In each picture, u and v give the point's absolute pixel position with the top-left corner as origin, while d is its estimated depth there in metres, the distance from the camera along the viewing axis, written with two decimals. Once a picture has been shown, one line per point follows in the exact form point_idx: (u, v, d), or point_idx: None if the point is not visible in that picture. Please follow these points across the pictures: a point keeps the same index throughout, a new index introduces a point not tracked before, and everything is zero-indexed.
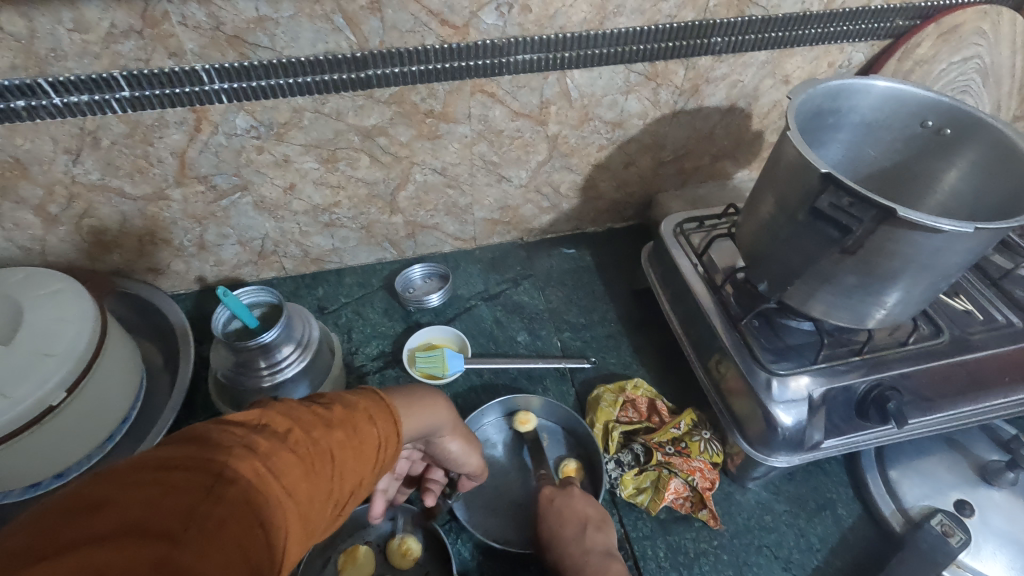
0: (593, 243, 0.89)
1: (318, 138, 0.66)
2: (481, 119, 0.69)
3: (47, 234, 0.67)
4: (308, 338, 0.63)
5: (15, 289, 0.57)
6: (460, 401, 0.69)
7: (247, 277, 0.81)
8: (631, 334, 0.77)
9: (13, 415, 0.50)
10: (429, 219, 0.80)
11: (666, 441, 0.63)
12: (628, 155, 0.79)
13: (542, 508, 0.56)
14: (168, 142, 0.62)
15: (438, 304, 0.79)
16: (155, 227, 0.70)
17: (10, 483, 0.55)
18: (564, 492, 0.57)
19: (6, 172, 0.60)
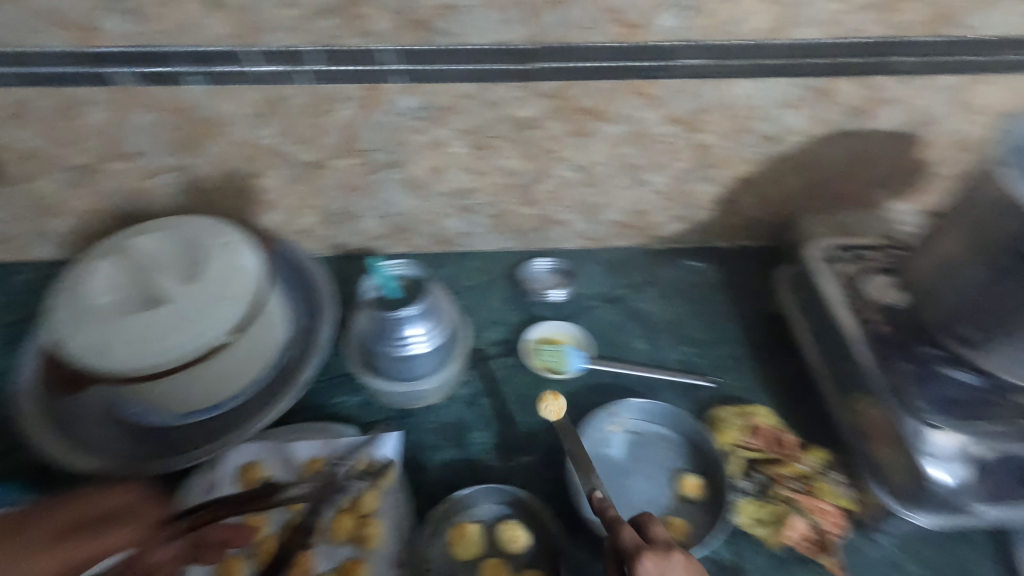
0: (721, 260, 0.85)
1: (474, 124, 0.68)
2: (634, 120, 0.69)
3: (221, 188, 0.73)
4: (443, 319, 0.65)
5: (198, 233, 0.63)
6: (574, 399, 0.70)
7: (380, 250, 0.85)
8: (756, 359, 0.74)
9: (195, 345, 0.57)
10: (560, 215, 0.81)
11: (791, 475, 0.61)
12: (776, 172, 0.76)
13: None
14: (340, 115, 0.66)
15: (558, 300, 0.80)
16: (312, 192, 0.75)
17: (186, 404, 0.62)
18: (665, 565, 0.47)
19: (201, 129, 0.67)
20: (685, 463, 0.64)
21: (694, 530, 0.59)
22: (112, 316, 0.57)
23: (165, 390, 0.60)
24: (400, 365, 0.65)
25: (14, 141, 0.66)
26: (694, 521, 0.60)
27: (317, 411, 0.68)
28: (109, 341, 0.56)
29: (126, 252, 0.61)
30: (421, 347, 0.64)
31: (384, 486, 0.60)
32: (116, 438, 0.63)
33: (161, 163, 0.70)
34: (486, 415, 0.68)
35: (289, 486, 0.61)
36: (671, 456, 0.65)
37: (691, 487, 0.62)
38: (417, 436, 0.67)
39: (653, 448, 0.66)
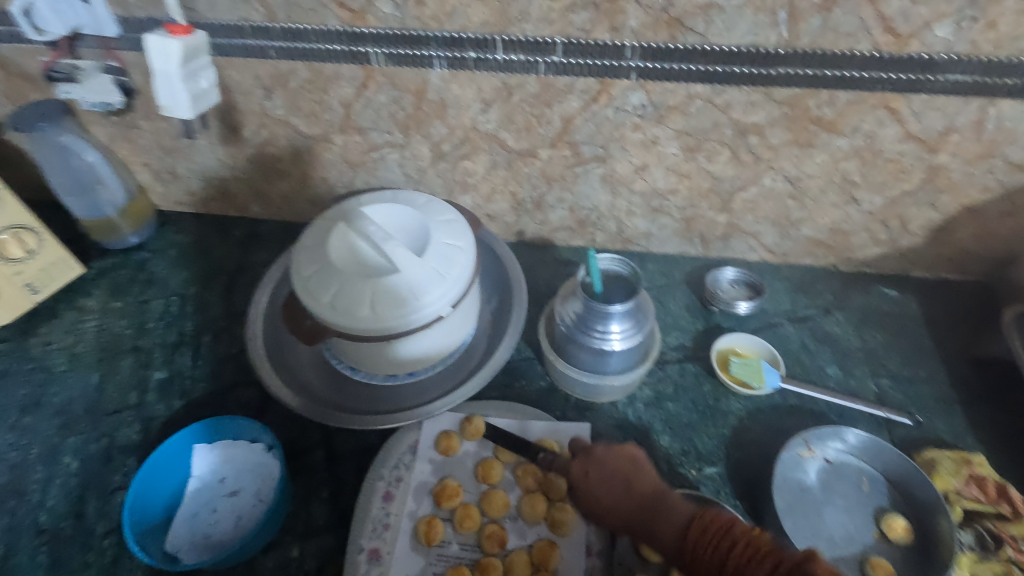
0: (920, 291, 0.80)
1: (695, 126, 0.67)
2: (867, 135, 0.65)
3: (430, 167, 0.77)
4: (644, 316, 0.65)
5: (423, 208, 0.66)
6: (762, 416, 0.68)
7: (558, 241, 0.86)
8: (964, 403, 0.68)
9: (419, 316, 0.60)
10: (752, 226, 0.78)
11: (1022, 537, 0.55)
12: (1014, 204, 0.69)
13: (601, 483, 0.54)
14: (564, 107, 0.67)
15: (742, 314, 0.77)
16: (512, 179, 0.77)
17: (384, 366, 0.65)
18: (594, 461, 0.55)
19: (429, 110, 0.70)
20: (889, 503, 0.61)
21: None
22: (349, 273, 0.61)
23: (380, 353, 0.63)
24: (593, 356, 0.66)
25: (265, 108, 0.73)
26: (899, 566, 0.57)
27: (504, 391, 0.70)
28: (346, 301, 0.59)
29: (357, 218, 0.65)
30: (618, 343, 0.64)
31: None
32: (328, 389, 0.69)
33: (384, 139, 0.74)
34: (671, 420, 0.68)
35: (482, 459, 0.64)
36: (873, 494, 0.61)
37: (899, 529, 0.58)
38: (601, 431, 0.67)
39: (853, 482, 0.62)
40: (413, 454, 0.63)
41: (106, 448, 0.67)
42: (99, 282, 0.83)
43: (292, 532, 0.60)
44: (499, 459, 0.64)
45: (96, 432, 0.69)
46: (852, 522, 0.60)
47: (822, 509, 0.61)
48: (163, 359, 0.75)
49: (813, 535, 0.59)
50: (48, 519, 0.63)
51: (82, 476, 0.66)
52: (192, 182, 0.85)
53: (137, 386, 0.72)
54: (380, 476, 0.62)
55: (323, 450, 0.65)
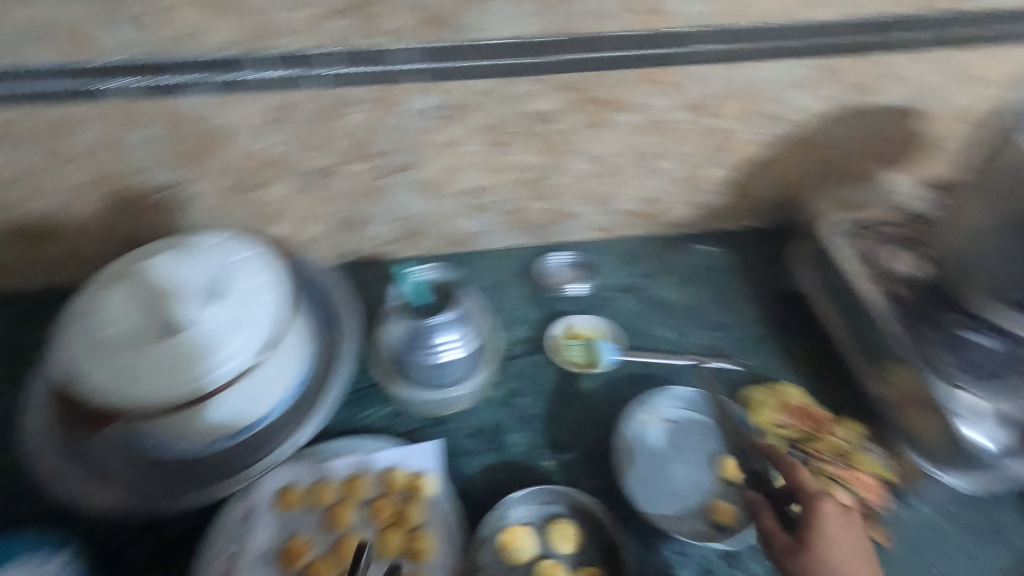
0: (731, 242, 0.86)
1: (489, 121, 0.66)
2: (648, 108, 0.68)
3: (225, 201, 0.70)
4: (473, 321, 0.65)
5: (218, 249, 0.60)
6: (606, 391, 0.69)
7: (390, 255, 0.83)
8: (778, 337, 0.74)
9: (233, 368, 0.54)
10: (572, 208, 0.80)
11: (829, 451, 0.62)
12: (785, 152, 0.77)
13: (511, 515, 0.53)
14: (351, 119, 0.64)
15: (578, 294, 0.79)
16: (320, 200, 0.73)
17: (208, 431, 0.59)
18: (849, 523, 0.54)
19: (203, 141, 0.63)
20: (725, 446, 0.64)
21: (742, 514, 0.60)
22: (140, 341, 0.53)
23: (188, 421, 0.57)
24: (431, 372, 0.64)
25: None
26: (739, 505, 0.60)
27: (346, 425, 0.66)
28: (129, 374, 0.53)
29: (136, 277, 0.58)
30: (453, 353, 0.63)
31: (426, 496, 0.58)
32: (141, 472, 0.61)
33: (161, 179, 0.66)
34: (521, 416, 0.67)
35: (329, 507, 0.59)
36: (711, 441, 0.65)
37: (733, 470, 0.62)
38: (453, 443, 0.65)
39: (693, 435, 0.66)
40: (248, 521, 0.58)
41: None
42: None
43: None
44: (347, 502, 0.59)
45: None
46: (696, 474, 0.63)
47: (668, 467, 0.63)
48: None
49: (663, 496, 0.61)
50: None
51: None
52: None
53: None
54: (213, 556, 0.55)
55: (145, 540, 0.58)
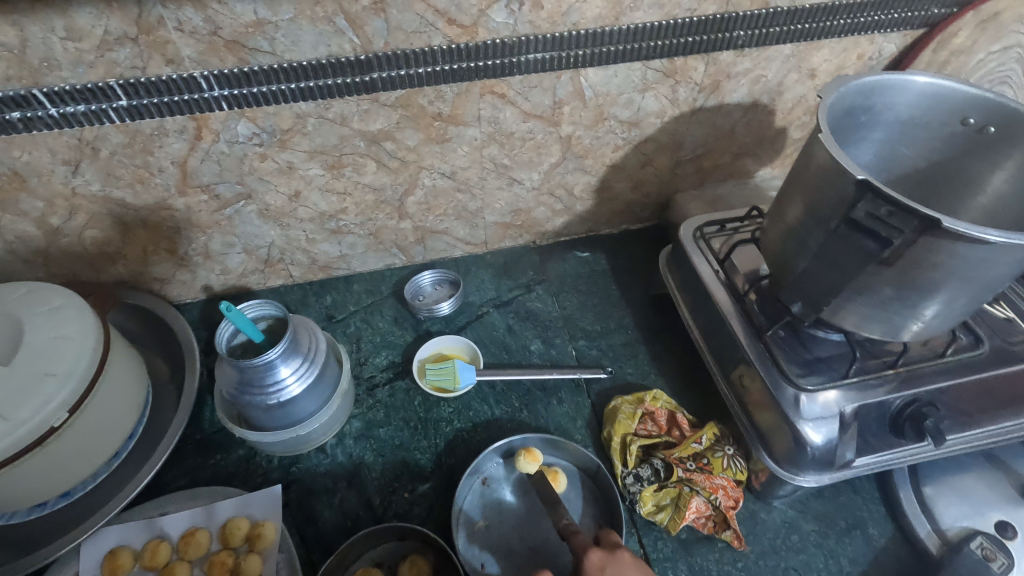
0: (608, 246, 0.86)
1: (323, 144, 0.63)
2: (492, 121, 0.67)
3: (49, 246, 0.65)
4: (315, 351, 0.61)
5: (16, 307, 0.55)
6: (471, 413, 0.68)
7: (253, 285, 0.79)
8: (649, 342, 0.74)
9: (13, 439, 0.49)
10: (439, 224, 0.78)
11: (688, 457, 0.60)
12: (645, 155, 0.76)
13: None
14: (169, 151, 0.60)
15: (449, 312, 0.77)
16: (159, 237, 0.68)
17: (17, 502, 0.54)
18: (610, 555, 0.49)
19: (5, 185, 0.59)
20: (483, 476, 0.62)
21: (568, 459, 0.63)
22: None
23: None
24: (272, 410, 0.60)
25: None
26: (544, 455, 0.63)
27: (194, 475, 0.63)
28: None
29: None
30: (297, 386, 0.60)
31: (265, 548, 0.55)
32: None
33: None
34: (382, 447, 0.65)
35: (158, 536, 0.56)
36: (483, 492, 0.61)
37: (533, 458, 0.60)
38: (309, 483, 0.62)
39: (485, 507, 0.60)
40: None
41: None
42: None
43: None
44: (183, 559, 0.55)
45: None
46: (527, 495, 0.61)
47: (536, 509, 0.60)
48: None
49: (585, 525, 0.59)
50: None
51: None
52: None
53: None
54: None
55: None
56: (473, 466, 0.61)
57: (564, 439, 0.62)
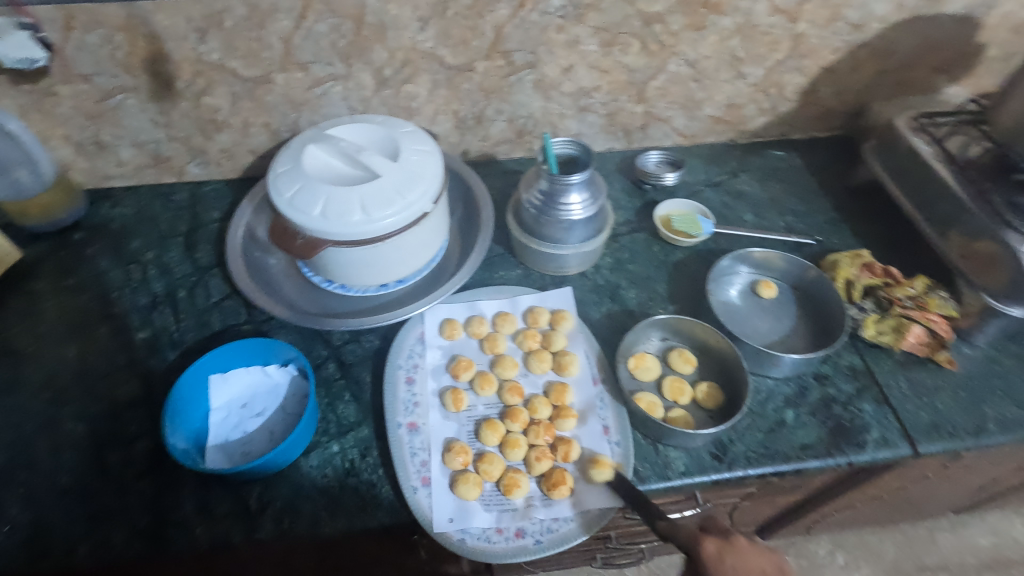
0: (800, 149, 0.97)
1: (609, 21, 0.77)
2: (745, 13, 0.79)
3: (374, 96, 0.81)
4: (597, 190, 0.74)
5: (385, 126, 0.71)
6: (703, 259, 0.81)
7: (500, 155, 0.94)
8: (849, 221, 0.86)
9: (407, 214, 0.65)
10: (665, 111, 0.91)
11: (905, 296, 0.72)
12: (856, 60, 0.87)
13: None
14: (495, 16, 0.75)
15: (669, 187, 0.90)
16: (453, 98, 0.84)
17: (377, 273, 0.71)
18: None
19: (369, 35, 0.74)
20: (711, 286, 0.76)
21: (772, 274, 0.79)
22: (334, 188, 0.65)
23: (369, 260, 0.69)
24: (557, 233, 0.75)
25: (200, 54, 0.74)
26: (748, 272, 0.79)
27: (485, 283, 0.78)
28: (336, 208, 0.63)
29: (326, 139, 0.69)
30: (579, 212, 0.73)
31: (566, 327, 0.70)
32: (315, 304, 0.74)
33: (326, 71, 0.77)
34: (633, 277, 0.79)
35: (475, 315, 0.72)
36: (714, 298, 0.76)
37: (766, 287, 0.77)
38: (578, 296, 0.77)
39: (721, 309, 0.75)
40: (422, 343, 0.69)
41: (110, 403, 0.66)
42: (39, 267, 0.78)
43: (328, 433, 0.64)
44: (500, 332, 0.71)
45: (89, 396, 0.66)
46: (752, 305, 0.76)
47: (760, 306, 0.76)
48: (142, 320, 0.74)
49: (798, 317, 0.75)
50: (39, 485, 0.60)
51: (75, 442, 0.63)
52: (122, 150, 0.83)
53: (119, 347, 0.71)
54: (398, 364, 0.67)
55: (333, 361, 0.69)
56: (710, 275, 0.76)
57: (774, 252, 0.77)
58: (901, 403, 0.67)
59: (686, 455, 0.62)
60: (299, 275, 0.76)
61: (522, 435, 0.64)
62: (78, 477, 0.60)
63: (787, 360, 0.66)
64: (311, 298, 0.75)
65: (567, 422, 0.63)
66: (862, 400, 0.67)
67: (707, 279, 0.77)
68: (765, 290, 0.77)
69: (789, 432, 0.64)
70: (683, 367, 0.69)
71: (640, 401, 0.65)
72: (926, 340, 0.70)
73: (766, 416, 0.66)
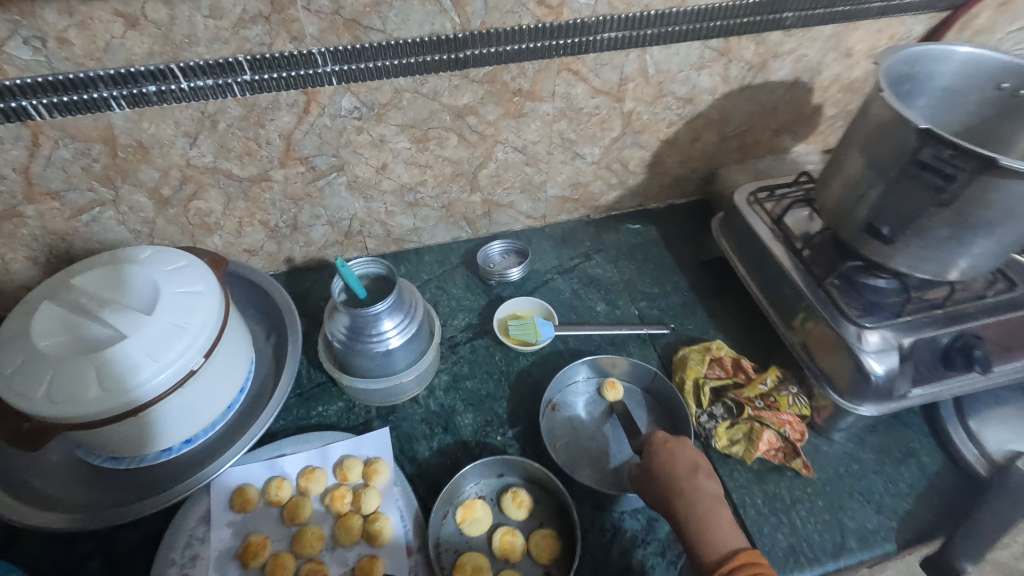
0: (657, 219, 0.92)
1: (414, 118, 0.69)
2: (564, 97, 0.73)
3: (158, 216, 0.71)
4: (414, 309, 0.66)
5: (147, 266, 0.60)
6: (549, 366, 0.73)
7: (331, 257, 0.84)
8: (704, 301, 0.80)
9: (163, 378, 0.54)
10: (505, 197, 0.84)
11: (755, 395, 0.66)
12: (695, 130, 0.83)
13: (682, 493, 0.54)
14: (278, 124, 0.65)
15: (517, 279, 0.83)
16: (255, 208, 0.74)
17: (149, 443, 0.59)
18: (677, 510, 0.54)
19: (129, 156, 0.64)
20: (552, 401, 0.69)
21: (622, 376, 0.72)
22: (66, 358, 0.53)
23: (130, 435, 0.57)
24: (372, 363, 0.65)
25: None
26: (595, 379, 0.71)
27: (300, 426, 0.68)
28: (66, 385, 0.52)
29: (66, 293, 0.58)
30: (396, 339, 0.64)
31: (380, 482, 0.60)
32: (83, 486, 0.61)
33: (87, 198, 0.66)
34: (470, 397, 0.70)
35: (275, 476, 0.62)
36: (556, 414, 0.68)
37: (612, 387, 0.69)
38: (407, 428, 0.67)
39: (559, 431, 0.67)
40: (207, 524, 0.58)
41: None
42: None
43: None
44: (304, 495, 0.61)
45: None
46: (597, 420, 0.68)
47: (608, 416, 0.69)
48: None
49: (650, 426, 0.68)
50: None
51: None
52: None
53: None
54: (171, 562, 0.55)
55: (100, 558, 0.58)
56: (549, 388, 0.69)
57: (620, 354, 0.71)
58: (758, 525, 0.61)
59: None
60: (63, 449, 0.63)
61: None
62: None
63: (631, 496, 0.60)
64: (81, 477, 0.62)
65: None
66: None
67: (542, 397, 0.69)
68: (611, 391, 0.69)
69: None
70: (514, 513, 0.60)
71: (464, 568, 0.55)
72: (779, 446, 0.64)
73: (609, 563, 0.58)
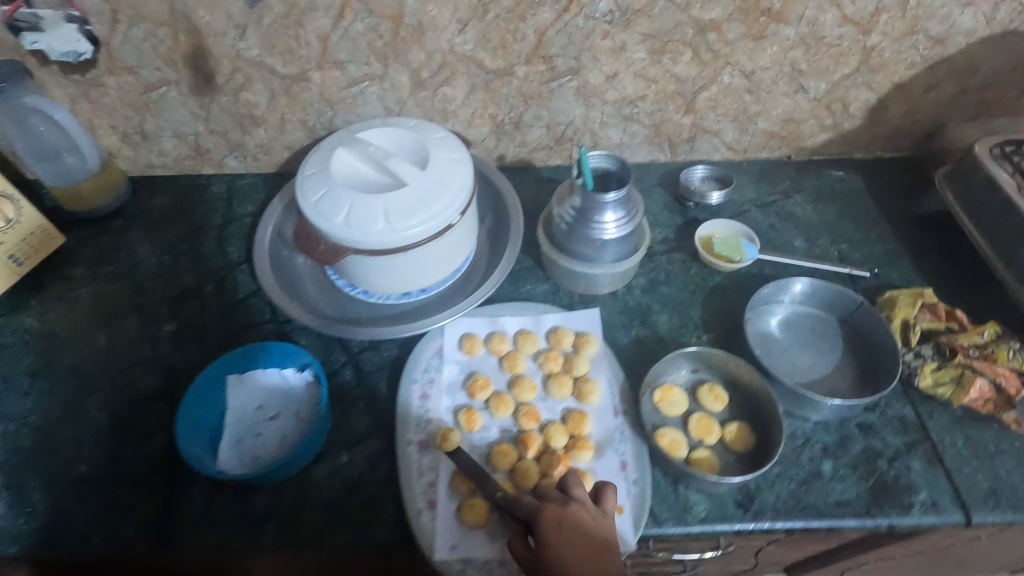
0: (863, 169, 0.89)
1: (660, 28, 0.73)
2: (811, 22, 0.73)
3: (410, 97, 0.79)
4: (635, 209, 0.70)
5: (417, 132, 0.69)
6: (745, 287, 0.75)
7: (537, 161, 0.89)
8: (912, 255, 0.78)
9: (429, 225, 0.62)
10: (715, 124, 0.85)
11: (971, 344, 0.65)
12: (935, 77, 0.79)
13: None
14: (538, 20, 0.72)
15: (714, 205, 0.85)
16: (490, 101, 0.80)
17: (400, 283, 0.70)
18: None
19: (407, 36, 0.73)
20: (749, 316, 0.71)
21: (816, 305, 0.73)
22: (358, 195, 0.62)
23: (389, 271, 0.67)
24: (585, 252, 0.71)
25: (238, 49, 0.74)
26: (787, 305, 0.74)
27: (512, 298, 0.75)
28: (359, 215, 0.61)
29: (356, 144, 0.68)
30: (613, 232, 0.69)
31: (590, 351, 0.68)
32: (340, 309, 0.74)
33: (362, 71, 0.76)
34: (666, 301, 0.74)
35: (494, 332, 0.70)
36: (753, 329, 0.71)
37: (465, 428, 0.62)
38: (607, 317, 0.73)
39: (756, 343, 0.70)
40: (439, 357, 0.68)
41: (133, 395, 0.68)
42: (79, 252, 0.81)
43: (338, 443, 0.63)
44: (520, 351, 0.69)
45: (113, 388, 0.68)
46: (788, 340, 0.71)
47: (802, 337, 0.71)
48: (168, 313, 0.75)
49: (841, 354, 0.69)
50: (59, 471, 0.61)
51: (95, 432, 0.65)
52: (160, 142, 0.84)
53: (147, 339, 0.72)
54: (414, 379, 0.66)
55: (351, 368, 0.68)
56: (749, 305, 0.71)
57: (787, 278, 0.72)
58: (959, 464, 0.61)
59: (709, 501, 0.58)
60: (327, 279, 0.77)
61: (535, 462, 0.61)
62: (97, 470, 0.62)
63: (830, 405, 0.60)
64: (338, 303, 0.75)
65: (583, 452, 0.60)
66: (912, 456, 0.61)
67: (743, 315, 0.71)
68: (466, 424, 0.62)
69: (827, 486, 0.59)
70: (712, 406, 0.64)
71: (663, 438, 0.61)
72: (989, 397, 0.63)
73: (801, 465, 0.61)
